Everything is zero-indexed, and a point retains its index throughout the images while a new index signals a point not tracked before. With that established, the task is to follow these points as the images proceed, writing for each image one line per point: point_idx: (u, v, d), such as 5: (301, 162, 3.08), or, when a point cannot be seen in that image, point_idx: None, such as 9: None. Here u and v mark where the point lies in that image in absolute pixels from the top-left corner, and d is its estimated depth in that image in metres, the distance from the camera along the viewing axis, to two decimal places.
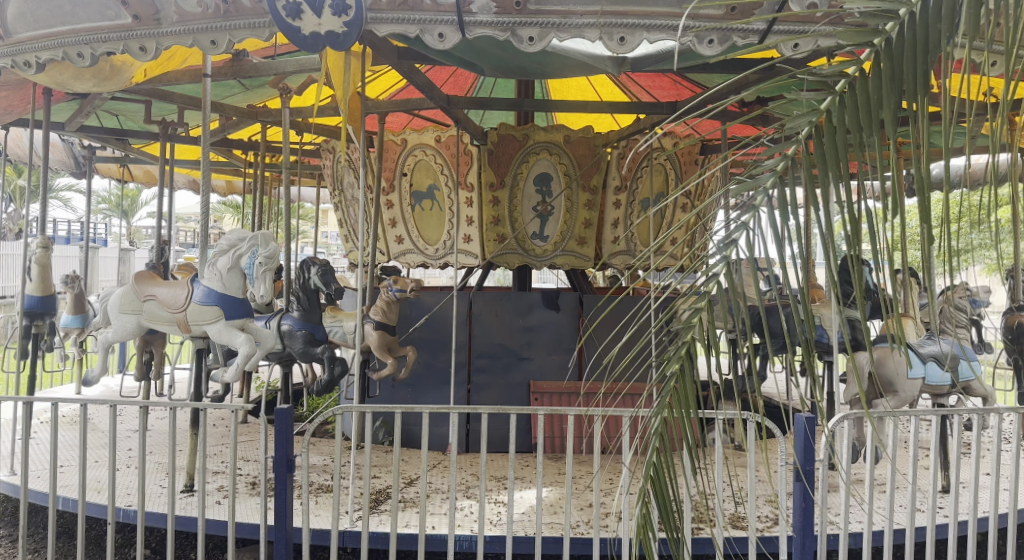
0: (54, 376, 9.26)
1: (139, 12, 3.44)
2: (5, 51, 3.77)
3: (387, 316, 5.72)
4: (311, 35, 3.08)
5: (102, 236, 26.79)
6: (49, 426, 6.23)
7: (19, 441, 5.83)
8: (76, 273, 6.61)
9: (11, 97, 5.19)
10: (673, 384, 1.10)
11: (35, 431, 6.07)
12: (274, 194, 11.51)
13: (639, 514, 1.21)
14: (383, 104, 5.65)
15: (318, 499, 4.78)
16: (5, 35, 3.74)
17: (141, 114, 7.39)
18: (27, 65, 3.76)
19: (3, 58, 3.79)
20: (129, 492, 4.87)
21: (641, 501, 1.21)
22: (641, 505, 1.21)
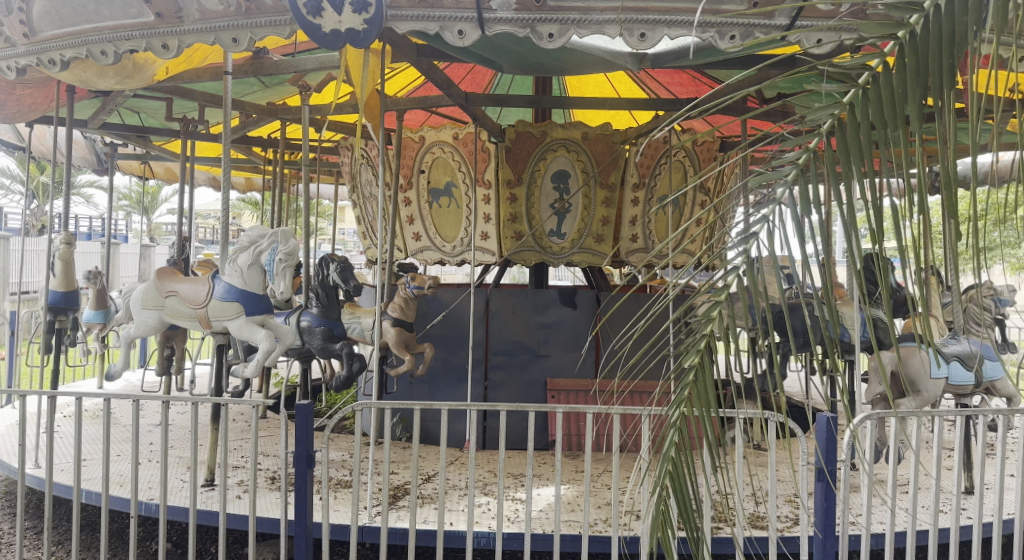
0: (76, 370, 9.41)
1: (162, 10, 3.47)
2: (30, 49, 3.82)
3: (404, 312, 5.73)
4: (332, 33, 3.08)
5: (124, 232, 27.14)
6: (73, 421, 6.32)
7: (43, 434, 5.93)
8: (99, 269, 6.70)
9: (36, 95, 5.26)
10: (692, 378, 1.09)
11: (58, 425, 6.17)
12: (293, 191, 11.60)
13: (658, 510, 1.19)
14: (401, 101, 5.65)
15: (337, 495, 4.83)
16: (30, 33, 3.79)
17: (161, 112, 7.47)
18: (51, 63, 3.81)
19: (28, 56, 3.84)
20: (150, 486, 4.93)
21: (660, 497, 1.19)
22: (658, 500, 1.19)
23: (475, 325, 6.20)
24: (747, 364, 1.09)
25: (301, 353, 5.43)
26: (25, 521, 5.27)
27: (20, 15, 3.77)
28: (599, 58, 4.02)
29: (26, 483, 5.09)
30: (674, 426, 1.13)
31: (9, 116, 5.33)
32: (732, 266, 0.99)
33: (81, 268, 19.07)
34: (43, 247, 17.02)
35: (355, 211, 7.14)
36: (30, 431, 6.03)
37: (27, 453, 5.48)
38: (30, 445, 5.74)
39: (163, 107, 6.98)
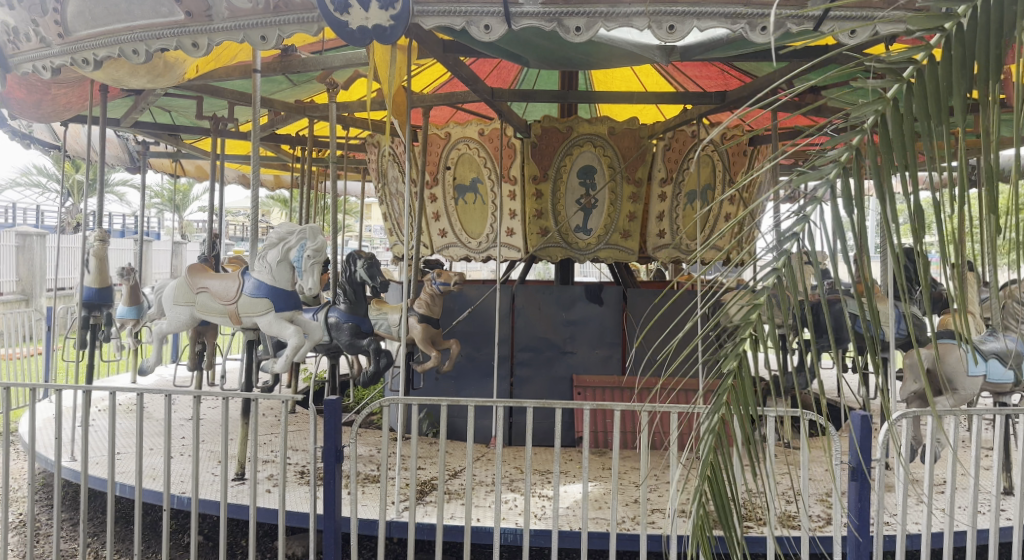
0: (111, 365, 9.60)
1: (192, 9, 3.52)
2: (64, 49, 3.89)
3: (431, 308, 5.74)
4: (359, 30, 3.11)
5: (156, 229, 27.58)
6: (107, 415, 6.45)
7: (79, 428, 6.05)
8: (132, 266, 6.80)
9: (70, 95, 5.36)
10: (730, 382, 1.07)
11: (94, 419, 6.30)
12: (321, 188, 11.69)
13: (696, 514, 1.18)
14: (427, 97, 5.66)
15: (365, 489, 4.87)
16: (64, 33, 3.85)
17: (191, 111, 7.57)
18: (85, 63, 3.88)
19: (63, 56, 3.91)
20: (183, 479, 5.00)
21: (698, 500, 1.18)
22: (696, 503, 1.18)
23: (500, 321, 6.20)
24: (785, 365, 1.07)
25: (329, 349, 5.47)
26: (62, 513, 5.37)
27: (54, 15, 3.83)
28: (627, 51, 3.97)
29: (62, 475, 5.19)
30: (711, 429, 1.12)
31: (44, 116, 5.44)
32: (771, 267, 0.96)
33: (115, 265, 19.42)
34: (78, 244, 17.34)
35: (381, 208, 7.18)
36: (66, 425, 6.15)
37: (64, 446, 5.59)
38: (66, 439, 5.86)
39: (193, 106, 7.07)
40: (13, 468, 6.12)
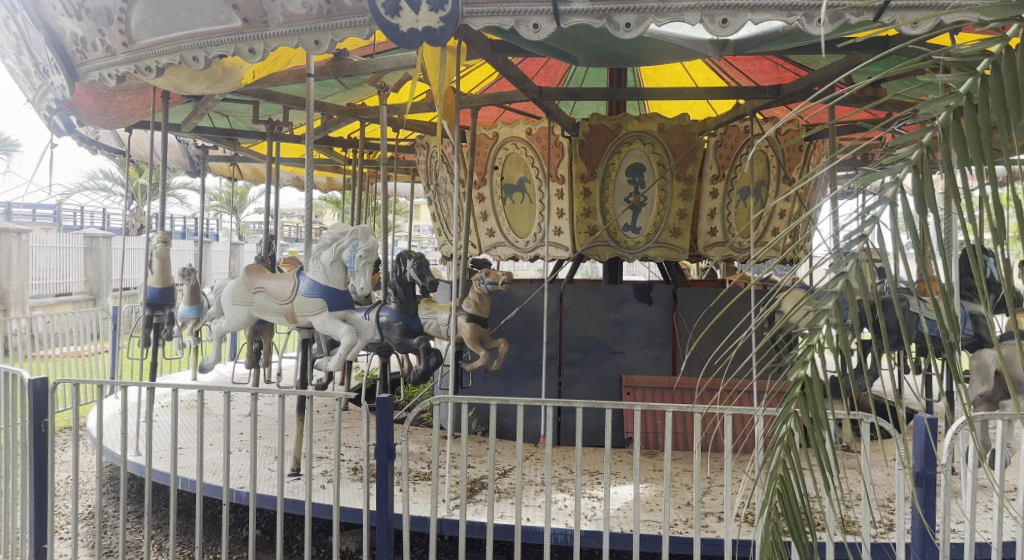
0: (173, 362, 9.91)
1: (248, 16, 3.60)
2: (128, 57, 4.04)
3: (479, 308, 5.75)
4: (410, 31, 3.14)
5: (215, 231, 28.35)
6: (170, 410, 6.65)
7: (143, 423, 6.25)
8: (192, 267, 7.00)
9: (134, 101, 5.53)
10: (799, 390, 1.06)
11: (158, 415, 6.50)
12: (372, 189, 11.85)
13: (767, 527, 1.15)
14: (475, 98, 5.69)
15: (416, 487, 4.92)
16: (129, 42, 3.99)
17: (248, 115, 7.75)
18: (148, 70, 4.03)
19: (127, 63, 4.06)
20: (241, 474, 5.13)
21: (768, 513, 1.15)
22: (766, 515, 1.15)
23: (548, 320, 6.18)
24: (851, 369, 1.05)
25: (380, 347, 5.53)
26: (127, 505, 5.57)
27: (120, 25, 3.95)
28: (678, 46, 3.91)
29: (127, 469, 5.37)
30: (781, 439, 1.09)
31: (111, 121, 5.64)
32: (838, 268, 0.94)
33: (176, 266, 20.03)
34: (142, 246, 17.94)
35: (430, 209, 7.25)
36: (132, 420, 6.37)
37: (129, 441, 5.79)
38: (132, 433, 6.07)
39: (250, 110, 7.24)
40: (82, 461, 6.36)
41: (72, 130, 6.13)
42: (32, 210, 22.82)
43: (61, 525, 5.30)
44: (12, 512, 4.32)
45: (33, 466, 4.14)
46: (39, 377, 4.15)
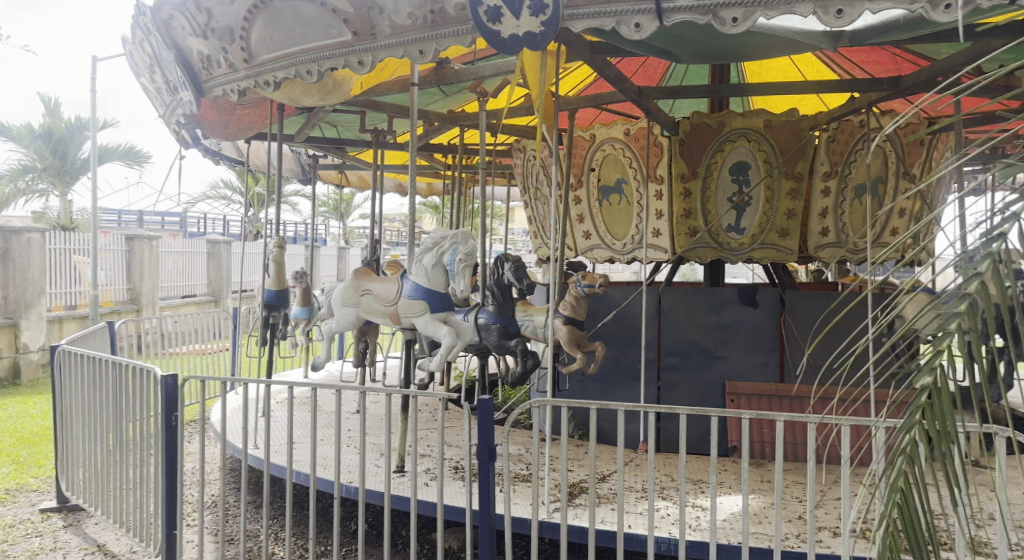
0: (286, 361, 10.39)
1: (358, 28, 3.75)
2: (249, 72, 4.26)
3: (576, 311, 5.74)
4: (510, 38, 3.25)
5: (325, 236, 29.52)
6: (284, 407, 6.98)
7: (260, 419, 6.58)
8: (304, 270, 7.32)
9: (252, 115, 5.84)
10: (924, 397, 1.01)
11: (273, 411, 6.83)
12: (472, 193, 12.05)
13: (882, 543, 1.09)
14: (573, 100, 5.67)
15: (517, 488, 4.96)
16: (249, 58, 4.21)
17: (355, 125, 8.04)
18: (267, 84, 4.24)
19: (247, 79, 4.29)
20: (350, 469, 5.32)
21: (883, 528, 1.09)
22: (882, 530, 1.09)
23: (647, 324, 6.10)
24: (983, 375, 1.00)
25: (479, 349, 5.62)
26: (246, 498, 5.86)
27: (241, 42, 4.18)
28: (788, 40, 3.77)
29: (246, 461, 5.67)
30: (901, 450, 1.04)
31: (232, 134, 5.98)
32: (976, 270, 0.92)
33: (289, 269, 20.99)
34: (258, 250, 18.89)
35: (526, 212, 7.29)
36: (249, 416, 6.72)
37: (247, 435, 6.11)
38: (249, 427, 6.40)
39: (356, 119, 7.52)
40: (206, 453, 6.74)
41: (196, 142, 6.51)
42: (161, 218, 24.44)
43: (188, 512, 5.66)
44: (147, 500, 4.64)
45: (165, 458, 4.43)
46: (170, 375, 4.42)
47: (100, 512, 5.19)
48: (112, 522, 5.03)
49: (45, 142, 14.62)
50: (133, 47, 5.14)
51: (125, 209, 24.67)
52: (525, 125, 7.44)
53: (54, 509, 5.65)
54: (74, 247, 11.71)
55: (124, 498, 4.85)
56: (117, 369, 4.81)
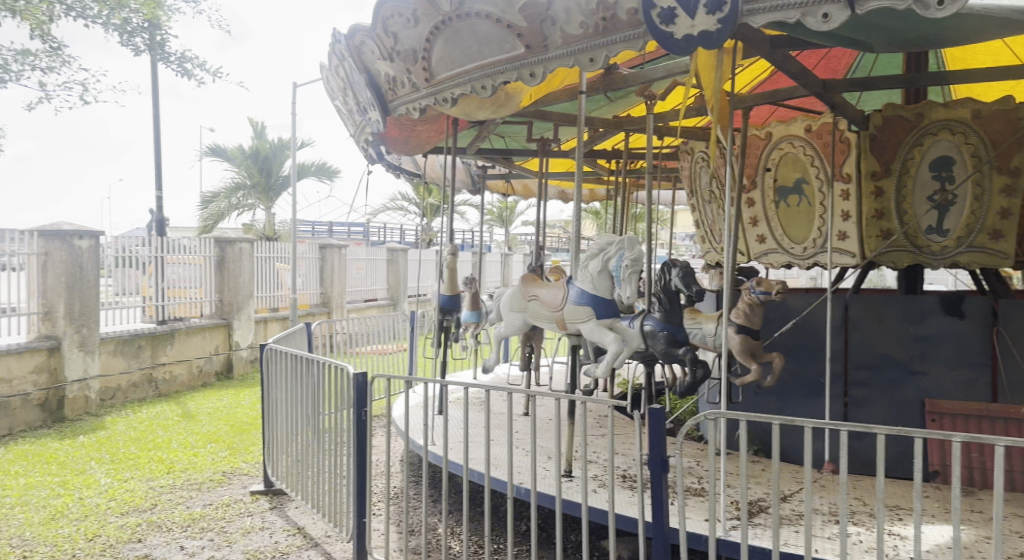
0: (458, 363, 10.75)
1: (531, 41, 3.82)
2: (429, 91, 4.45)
3: (750, 319, 5.48)
4: (685, 38, 3.18)
5: (493, 244, 30.34)
6: (457, 408, 7.21)
7: (435, 420, 6.84)
8: (474, 275, 7.52)
9: (429, 130, 6.09)
10: None
11: (447, 412, 7.08)
12: (638, 198, 11.90)
13: None
14: (748, 98, 5.43)
15: (692, 502, 4.80)
16: (430, 77, 4.40)
17: (523, 135, 8.17)
18: (445, 101, 4.40)
19: (427, 97, 4.47)
20: (522, 471, 5.40)
21: None
22: None
23: (832, 335, 5.70)
24: None
25: (645, 356, 5.43)
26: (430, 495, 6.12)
27: (424, 63, 4.36)
28: (1004, 20, 3.38)
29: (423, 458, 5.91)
30: None
31: (412, 148, 6.29)
32: None
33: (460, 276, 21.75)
34: (432, 258, 19.74)
35: (693, 216, 7.07)
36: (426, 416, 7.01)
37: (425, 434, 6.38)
38: (426, 426, 6.68)
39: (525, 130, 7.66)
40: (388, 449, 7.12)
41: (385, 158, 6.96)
42: (346, 228, 26.19)
43: (375, 503, 6.00)
44: (340, 488, 4.97)
45: (356, 449, 4.74)
46: (360, 373, 4.74)
47: (299, 496, 5.62)
48: (309, 506, 5.44)
49: (254, 160, 16.13)
50: (329, 73, 5.55)
51: (315, 220, 26.61)
52: (696, 127, 7.23)
53: (262, 492, 6.18)
54: (276, 255, 12.80)
55: (320, 484, 5.22)
56: (315, 367, 5.21)
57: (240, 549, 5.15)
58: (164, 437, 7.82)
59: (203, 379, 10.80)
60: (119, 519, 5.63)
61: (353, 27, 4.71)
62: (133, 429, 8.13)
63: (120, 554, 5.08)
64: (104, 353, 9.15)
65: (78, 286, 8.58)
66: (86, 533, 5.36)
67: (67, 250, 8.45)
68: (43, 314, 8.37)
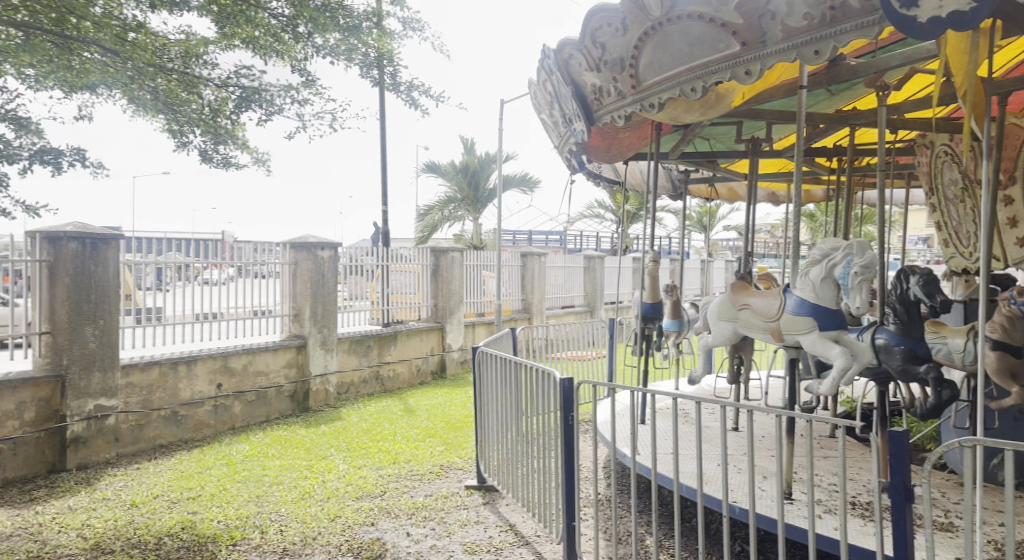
0: (662, 373, 10.56)
1: (747, 39, 3.74)
2: (635, 97, 4.41)
3: (1010, 335, 4.78)
4: (930, 22, 3.09)
5: (698, 251, 29.50)
6: (664, 419, 7.06)
7: (642, 429, 6.75)
8: (675, 284, 6.96)
9: (632, 136, 5.95)
10: None
11: (654, 422, 6.95)
12: (859, 200, 11.00)
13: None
14: (1007, 81, 4.77)
15: (937, 538, 4.31)
16: (637, 83, 4.36)
17: (731, 136, 7.82)
18: (652, 107, 4.36)
19: (633, 104, 4.44)
20: (739, 488, 5.17)
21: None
22: None
23: None
24: None
25: (877, 374, 4.93)
26: (642, 509, 6.02)
27: (631, 70, 4.32)
28: None
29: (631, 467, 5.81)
30: None
31: (613, 156, 6.17)
32: None
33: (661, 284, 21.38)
34: (633, 266, 19.59)
35: (934, 216, 6.45)
36: (631, 425, 6.93)
37: (633, 443, 6.31)
38: (633, 435, 6.61)
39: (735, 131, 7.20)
40: (597, 456, 7.13)
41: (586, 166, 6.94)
42: (548, 236, 26.71)
43: (584, 509, 6.03)
44: (549, 491, 5.03)
45: (564, 454, 4.78)
46: (565, 378, 4.77)
47: (509, 492, 5.76)
48: (520, 503, 5.55)
49: (464, 174, 16.89)
50: (537, 87, 5.66)
51: (518, 228, 27.26)
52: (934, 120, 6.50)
53: (476, 486, 6.41)
54: (483, 263, 13.39)
55: (530, 483, 5.31)
56: (524, 370, 5.32)
57: (459, 540, 5.39)
58: (389, 429, 8.39)
59: (421, 377, 11.48)
60: (356, 503, 6.11)
61: (562, 41, 4.76)
62: (364, 421, 8.82)
63: (357, 534, 5.51)
64: (340, 351, 10.02)
65: (320, 292, 9.47)
66: (329, 513, 5.87)
67: (313, 260, 9.36)
68: (293, 315, 9.35)
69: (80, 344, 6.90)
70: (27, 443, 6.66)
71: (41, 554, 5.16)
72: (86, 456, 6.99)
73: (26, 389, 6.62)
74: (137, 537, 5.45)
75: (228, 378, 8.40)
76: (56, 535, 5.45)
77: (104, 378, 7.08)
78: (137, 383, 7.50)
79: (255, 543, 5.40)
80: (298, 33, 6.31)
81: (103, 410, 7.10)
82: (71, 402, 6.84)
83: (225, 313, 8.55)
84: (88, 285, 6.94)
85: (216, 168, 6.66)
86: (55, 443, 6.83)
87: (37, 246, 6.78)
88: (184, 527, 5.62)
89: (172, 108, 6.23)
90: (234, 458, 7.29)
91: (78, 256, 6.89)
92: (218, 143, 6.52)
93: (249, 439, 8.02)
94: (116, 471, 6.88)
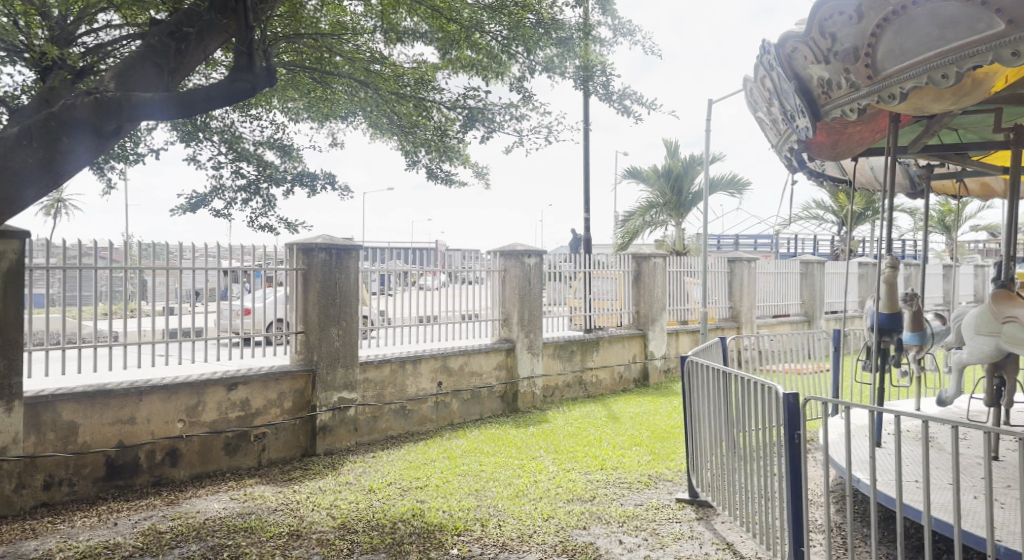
0: (895, 391, 9.66)
1: (1016, 16, 3.41)
2: (872, 88, 4.14)
3: None
4: None
5: (934, 255, 26.61)
6: (900, 441, 6.43)
7: (875, 451, 6.19)
8: (916, 292, 6.06)
9: (865, 130, 5.42)
10: None
11: (889, 444, 6.36)
12: None
13: None
14: None
15: None
16: (875, 73, 4.08)
17: (982, 126, 6.95)
18: (892, 97, 4.07)
19: (869, 95, 4.18)
20: (999, 525, 4.58)
21: None
22: None
23: None
24: None
25: None
26: (880, 540, 5.48)
27: (867, 59, 4.04)
28: None
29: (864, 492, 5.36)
30: None
31: (836, 154, 5.65)
32: None
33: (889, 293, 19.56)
34: (856, 273, 18.12)
35: None
36: (862, 445, 6.38)
37: (866, 465, 5.82)
38: (865, 456, 6.10)
39: (988, 119, 6.36)
40: (826, 478, 6.64)
41: (808, 165, 6.44)
42: (759, 241, 25.39)
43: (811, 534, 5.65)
44: (772, 512, 4.74)
45: (789, 472, 4.49)
46: (790, 393, 4.49)
47: (726, 510, 5.50)
48: (738, 522, 5.28)
49: (668, 179, 15.99)
50: (753, 86, 5.34)
51: (723, 233, 26.13)
52: None
53: (688, 500, 6.18)
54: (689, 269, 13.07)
55: (751, 503, 5.05)
56: (744, 383, 5.05)
57: (674, 554, 5.25)
58: (596, 434, 8.40)
59: (623, 384, 11.36)
60: (568, 505, 6.15)
61: (785, 33, 4.44)
62: (571, 425, 8.92)
63: (570, 537, 5.53)
64: (545, 356, 10.19)
65: (527, 298, 9.69)
66: (542, 513, 5.94)
67: (520, 267, 9.61)
68: (502, 319, 9.72)
69: (328, 343, 7.65)
70: (286, 428, 7.46)
71: (299, 529, 5.63)
72: (330, 443, 7.72)
73: (286, 381, 7.44)
74: (376, 520, 5.82)
75: (447, 376, 8.90)
76: (310, 512, 5.97)
77: (347, 372, 7.83)
78: (372, 378, 8.15)
79: (477, 535, 5.55)
80: (510, 51, 6.54)
81: (345, 402, 7.83)
82: (320, 393, 7.60)
83: (442, 315, 9.10)
84: (334, 290, 7.66)
85: (440, 184, 7.13)
86: (308, 429, 7.62)
87: (294, 256, 7.59)
88: (414, 514, 5.94)
89: (405, 130, 6.89)
90: (454, 453, 7.66)
91: (325, 264, 7.62)
92: (443, 159, 7.02)
93: (467, 435, 8.41)
94: (355, 458, 7.50)
